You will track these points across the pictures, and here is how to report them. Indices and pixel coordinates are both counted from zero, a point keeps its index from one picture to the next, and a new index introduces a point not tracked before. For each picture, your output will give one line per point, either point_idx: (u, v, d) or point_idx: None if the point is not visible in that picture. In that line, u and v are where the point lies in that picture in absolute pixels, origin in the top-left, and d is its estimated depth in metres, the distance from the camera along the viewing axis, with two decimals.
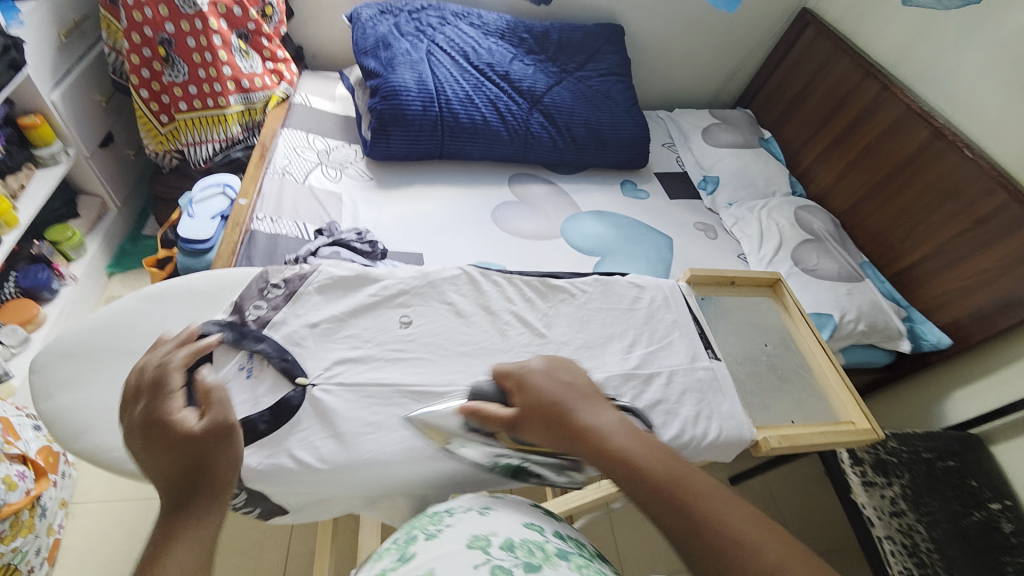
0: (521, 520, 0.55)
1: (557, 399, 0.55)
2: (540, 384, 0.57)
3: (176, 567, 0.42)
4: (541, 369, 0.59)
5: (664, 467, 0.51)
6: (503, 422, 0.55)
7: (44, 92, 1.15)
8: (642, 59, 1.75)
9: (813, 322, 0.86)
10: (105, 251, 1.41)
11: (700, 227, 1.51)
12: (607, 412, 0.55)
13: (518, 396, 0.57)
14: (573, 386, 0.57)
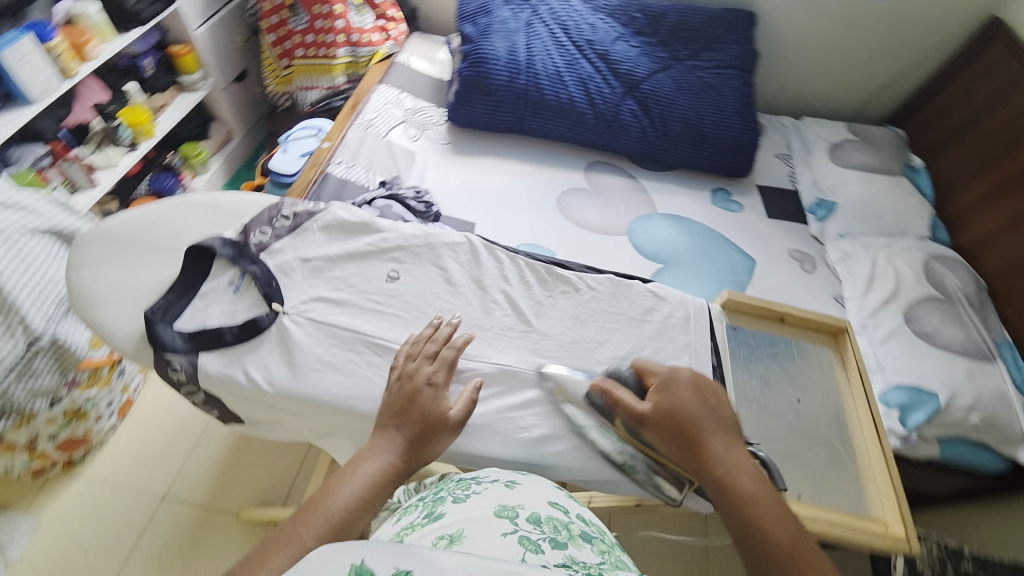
0: (546, 496, 0.50)
1: (697, 416, 0.53)
2: (682, 395, 0.54)
3: (348, 498, 0.47)
4: (687, 379, 0.56)
5: (788, 530, 0.47)
6: (632, 414, 0.54)
7: (193, 26, 1.36)
8: (773, 54, 1.52)
9: (872, 393, 0.76)
10: (224, 172, 1.61)
11: (796, 256, 1.28)
12: (742, 449, 0.53)
13: (654, 394, 0.54)
14: (714, 409, 0.54)
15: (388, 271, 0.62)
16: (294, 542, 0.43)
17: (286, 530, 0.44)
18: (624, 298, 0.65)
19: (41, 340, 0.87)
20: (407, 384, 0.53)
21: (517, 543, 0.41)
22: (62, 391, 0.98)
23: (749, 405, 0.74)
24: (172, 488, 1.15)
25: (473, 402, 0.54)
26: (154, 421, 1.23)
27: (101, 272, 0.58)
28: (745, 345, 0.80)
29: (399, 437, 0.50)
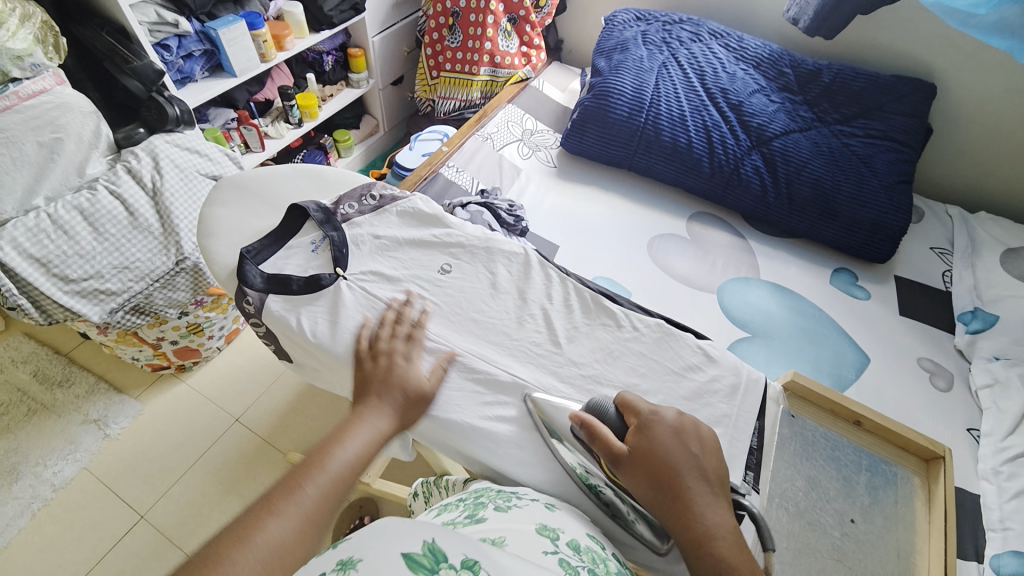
0: (584, 528, 0.49)
1: (678, 466, 0.49)
2: (663, 440, 0.51)
3: (345, 457, 0.49)
4: (670, 424, 0.52)
5: None
6: (608, 451, 0.51)
7: (370, 35, 1.59)
8: (949, 132, 1.30)
9: (953, 540, 0.65)
10: (362, 158, 1.85)
11: (925, 366, 1.07)
12: (723, 506, 0.48)
13: (633, 435, 0.51)
14: (697, 459, 0.50)
15: (442, 264, 0.66)
16: (295, 494, 0.45)
17: (292, 482, 0.46)
18: (667, 349, 0.60)
19: (188, 261, 1.08)
20: (381, 358, 0.56)
21: (558, 563, 0.41)
22: (190, 307, 1.19)
23: (784, 505, 0.68)
24: (246, 415, 1.32)
25: (444, 373, 0.57)
26: (251, 350, 1.45)
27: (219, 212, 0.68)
28: (800, 438, 0.72)
29: (385, 403, 0.53)
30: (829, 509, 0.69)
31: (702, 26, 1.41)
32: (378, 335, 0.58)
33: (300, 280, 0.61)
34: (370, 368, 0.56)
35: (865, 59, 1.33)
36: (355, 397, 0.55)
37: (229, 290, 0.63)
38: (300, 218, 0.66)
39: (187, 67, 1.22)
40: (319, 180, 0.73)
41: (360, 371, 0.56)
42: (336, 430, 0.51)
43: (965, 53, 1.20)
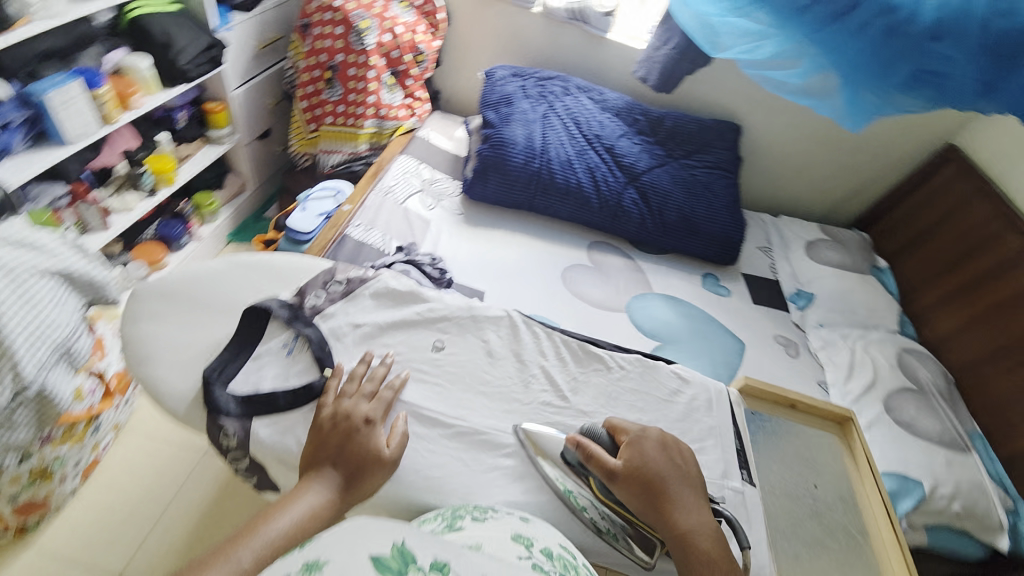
0: (557, 539, 0.51)
1: (666, 475, 0.60)
2: (651, 453, 0.61)
3: (284, 526, 0.49)
4: (655, 438, 0.63)
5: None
6: (604, 469, 0.60)
7: (230, 88, 1.45)
8: (756, 160, 1.70)
9: (881, 479, 0.77)
10: (231, 222, 1.65)
11: (780, 340, 1.34)
12: (705, 509, 0.59)
13: (626, 451, 0.61)
14: (682, 467, 0.61)
15: (435, 340, 0.73)
16: (226, 558, 0.45)
17: (228, 546, 0.47)
18: (651, 379, 0.75)
19: (30, 390, 0.83)
20: (339, 422, 0.59)
21: (530, 564, 0.42)
22: (34, 447, 0.94)
23: (771, 490, 0.73)
24: (130, 566, 1.04)
25: (403, 440, 0.60)
26: (118, 480, 1.15)
27: (189, 336, 0.69)
28: (764, 432, 0.79)
29: (335, 474, 0.55)
30: (797, 481, 0.76)
31: (570, 82, 1.60)
32: (339, 399, 0.61)
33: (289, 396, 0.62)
34: (324, 436, 0.58)
35: (690, 106, 1.66)
36: (304, 468, 0.56)
37: (195, 421, 0.63)
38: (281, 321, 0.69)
39: (3, 139, 1.01)
40: (269, 272, 0.77)
41: (316, 434, 0.58)
42: (280, 497, 0.53)
43: (756, 100, 1.58)
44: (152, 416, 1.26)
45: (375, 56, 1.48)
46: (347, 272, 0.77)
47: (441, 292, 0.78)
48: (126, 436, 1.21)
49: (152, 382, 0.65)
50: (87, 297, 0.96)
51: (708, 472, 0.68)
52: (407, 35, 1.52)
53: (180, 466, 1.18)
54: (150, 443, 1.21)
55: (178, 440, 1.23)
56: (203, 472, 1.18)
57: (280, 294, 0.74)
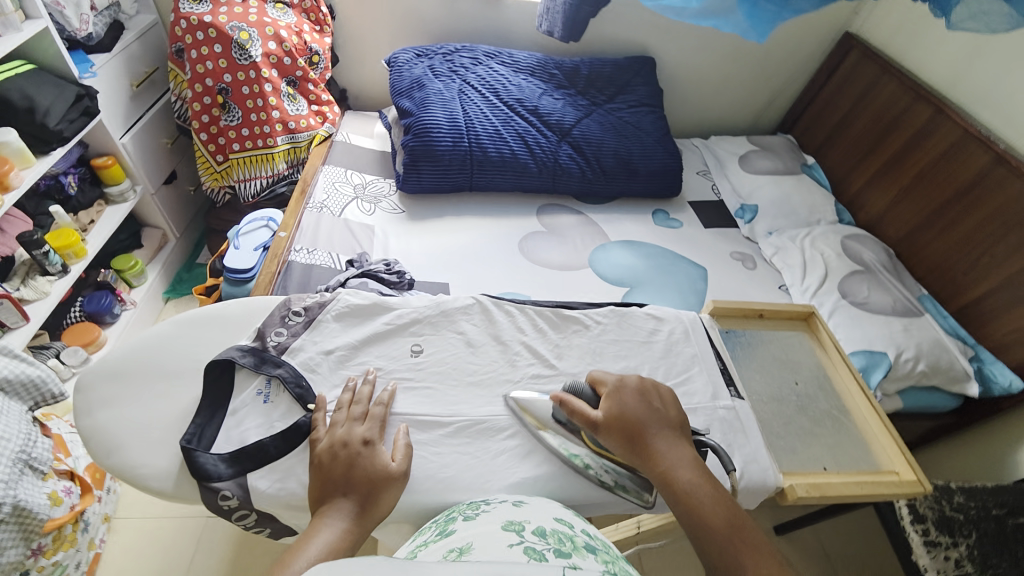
0: (552, 513, 0.50)
1: (645, 420, 0.61)
2: (630, 400, 0.62)
3: (308, 567, 0.48)
4: (633, 386, 0.64)
5: (718, 505, 0.56)
6: (587, 420, 0.61)
7: (116, 137, 1.32)
8: (675, 89, 1.73)
9: (850, 360, 0.83)
10: (162, 279, 1.54)
11: (737, 256, 1.40)
12: (684, 445, 0.60)
13: (606, 401, 0.63)
14: (659, 410, 0.62)
15: (411, 345, 0.71)
16: None
17: None
18: (628, 326, 0.77)
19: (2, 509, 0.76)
20: (339, 451, 0.57)
21: (523, 552, 0.41)
22: (26, 563, 0.88)
23: (759, 397, 0.78)
24: None
25: (408, 450, 0.59)
26: (122, 573, 1.09)
27: (154, 411, 0.64)
28: (740, 346, 0.83)
29: (348, 504, 0.54)
30: (780, 382, 0.81)
31: (477, 50, 1.56)
32: (334, 429, 0.59)
33: (277, 442, 0.60)
34: (327, 468, 0.56)
35: (600, 50, 1.65)
36: (315, 505, 0.54)
37: (187, 493, 0.60)
38: (248, 368, 0.65)
39: None
40: (221, 322, 0.73)
41: (318, 468, 0.56)
42: (296, 541, 0.51)
43: (661, 30, 1.59)
44: (141, 498, 1.19)
45: (266, 68, 1.38)
46: (303, 301, 0.74)
47: (405, 296, 0.76)
48: (118, 526, 1.15)
49: (129, 469, 0.60)
50: (30, 399, 0.88)
51: (701, 398, 0.71)
52: (295, 38, 1.42)
53: (186, 539, 1.14)
54: (148, 526, 1.15)
55: (176, 514, 1.17)
56: (211, 538, 1.14)
57: (240, 341, 0.70)
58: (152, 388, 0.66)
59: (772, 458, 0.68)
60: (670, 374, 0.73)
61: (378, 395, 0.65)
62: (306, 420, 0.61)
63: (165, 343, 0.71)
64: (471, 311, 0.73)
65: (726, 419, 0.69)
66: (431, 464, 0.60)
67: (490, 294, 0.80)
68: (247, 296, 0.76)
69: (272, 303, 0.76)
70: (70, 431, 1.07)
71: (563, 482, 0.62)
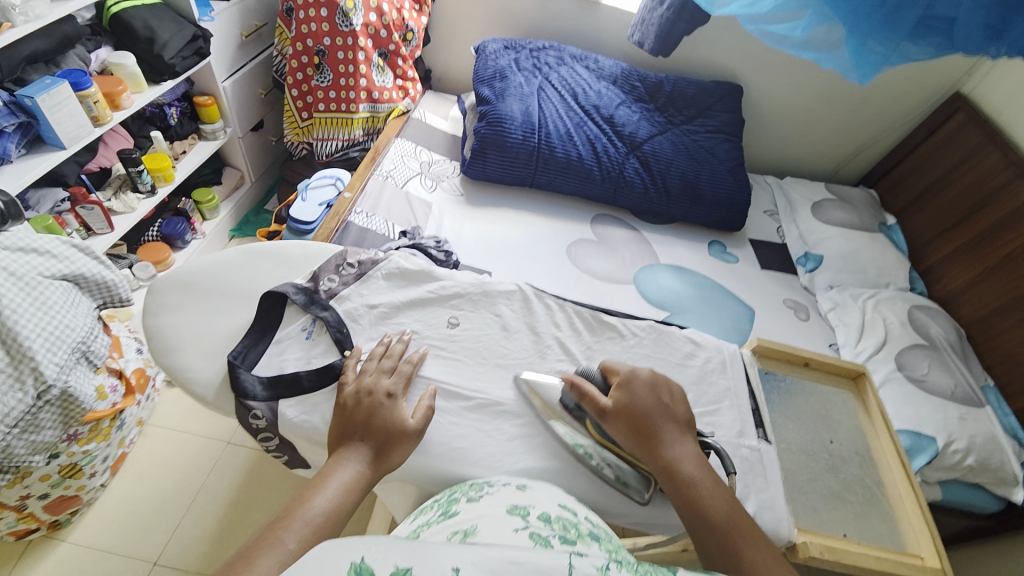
0: (556, 500, 0.51)
1: (653, 413, 0.61)
2: (639, 393, 0.62)
3: (323, 505, 0.51)
4: (646, 379, 0.64)
5: (719, 500, 0.56)
6: (596, 405, 0.62)
7: (219, 80, 1.43)
8: (758, 122, 1.67)
9: (896, 434, 0.77)
10: (233, 216, 1.66)
11: (790, 303, 1.34)
12: (690, 441, 0.61)
13: (616, 390, 0.63)
14: (668, 406, 0.62)
15: (449, 317, 0.73)
16: (275, 546, 0.46)
17: (271, 530, 0.48)
18: (665, 344, 0.76)
19: (53, 391, 0.84)
20: (363, 399, 0.59)
21: (529, 537, 0.42)
22: (61, 445, 0.96)
23: (788, 447, 0.74)
24: (165, 553, 1.07)
25: (429, 412, 0.61)
26: (144, 474, 1.18)
27: (206, 326, 0.70)
28: (777, 390, 0.80)
29: (364, 448, 0.56)
30: (812, 436, 0.77)
31: (564, 51, 1.57)
32: (359, 378, 0.62)
33: (312, 378, 0.63)
34: (348, 414, 0.58)
35: (689, 70, 1.62)
36: (334, 445, 0.57)
37: (223, 407, 0.64)
38: (297, 306, 0.70)
39: None
40: (281, 258, 0.78)
41: (341, 412, 0.59)
42: (313, 478, 0.54)
43: (756, 59, 1.54)
44: (173, 411, 1.28)
45: (363, 37, 1.44)
46: (358, 255, 0.77)
47: (452, 270, 0.78)
48: (150, 431, 1.24)
49: (179, 372, 0.66)
50: (100, 299, 0.96)
51: (725, 432, 0.69)
52: (395, 13, 1.48)
53: (205, 457, 1.21)
54: (175, 437, 1.24)
55: (201, 433, 1.26)
56: (227, 462, 1.21)
57: (295, 279, 0.75)
58: (211, 304, 0.71)
59: (789, 510, 0.65)
60: (698, 402, 0.71)
61: (409, 354, 0.67)
62: (339, 364, 0.64)
63: (230, 268, 0.76)
64: (512, 297, 0.74)
65: (747, 459, 0.67)
66: (446, 432, 0.62)
67: (533, 285, 0.80)
68: (309, 240, 0.81)
69: (329, 251, 0.80)
70: (128, 334, 1.17)
71: (568, 481, 0.62)
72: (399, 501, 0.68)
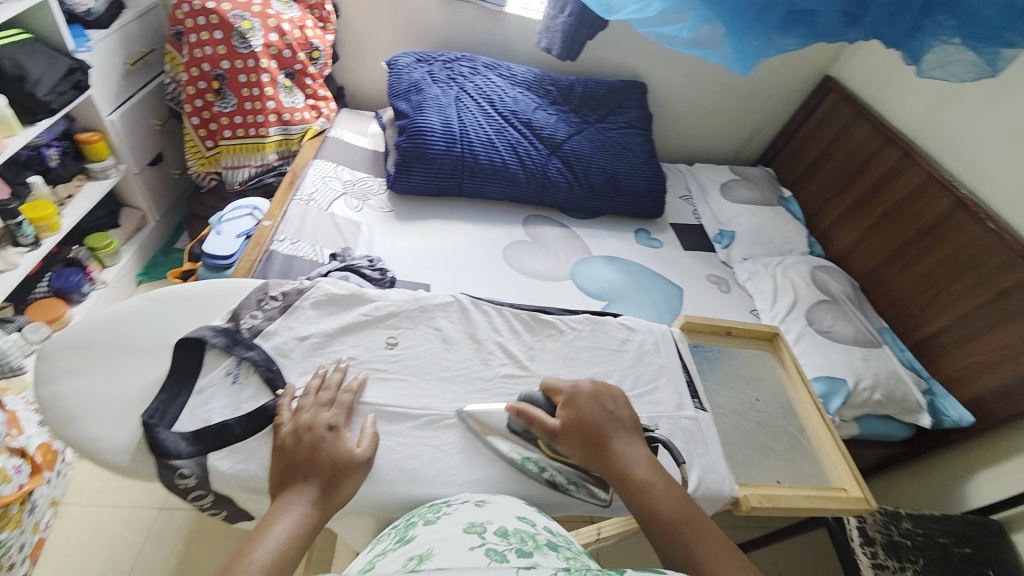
0: (514, 513, 0.51)
1: (603, 425, 0.63)
2: (585, 406, 0.64)
3: (265, 558, 0.48)
4: (588, 392, 0.66)
5: (671, 501, 0.58)
6: (546, 429, 0.62)
7: (104, 113, 1.30)
8: (664, 115, 1.79)
9: (810, 383, 0.86)
10: (137, 261, 1.52)
11: (712, 279, 1.45)
12: (639, 445, 0.63)
13: (562, 410, 0.64)
14: (614, 414, 0.64)
15: (387, 338, 0.72)
16: None
17: None
18: (602, 334, 0.80)
19: None
20: (303, 435, 0.57)
21: (485, 554, 0.42)
22: None
23: (723, 412, 0.80)
24: None
25: (375, 439, 0.60)
26: (63, 562, 1.04)
27: (116, 383, 0.64)
28: (707, 361, 0.86)
29: (310, 487, 0.54)
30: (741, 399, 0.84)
31: (476, 60, 1.59)
32: (296, 417, 0.59)
33: (241, 425, 0.60)
34: (288, 456, 0.56)
35: (596, 72, 1.71)
36: (276, 491, 0.55)
37: (143, 471, 0.59)
38: (220, 349, 0.65)
39: None
40: (195, 301, 0.73)
41: (280, 454, 0.56)
42: (253, 530, 0.50)
43: (655, 58, 1.65)
44: (93, 485, 1.15)
45: (265, 58, 1.38)
46: (281, 286, 0.74)
47: (384, 289, 0.77)
48: (67, 511, 1.11)
49: (86, 442, 0.59)
50: None
51: (665, 407, 0.73)
52: (297, 32, 1.43)
53: (135, 529, 1.10)
54: (97, 514, 1.11)
55: (129, 503, 1.14)
56: (163, 529, 1.10)
57: (214, 321, 0.70)
58: (117, 362, 0.65)
59: (729, 469, 0.71)
60: (637, 384, 0.75)
61: (348, 382, 0.66)
62: (272, 405, 0.61)
63: (137, 318, 0.70)
64: (448, 309, 0.74)
65: (686, 430, 0.72)
66: (396, 455, 0.61)
67: (469, 294, 0.81)
68: (222, 276, 0.76)
69: (248, 286, 0.76)
70: (25, 409, 1.04)
71: (524, 481, 0.63)
72: (357, 534, 0.66)
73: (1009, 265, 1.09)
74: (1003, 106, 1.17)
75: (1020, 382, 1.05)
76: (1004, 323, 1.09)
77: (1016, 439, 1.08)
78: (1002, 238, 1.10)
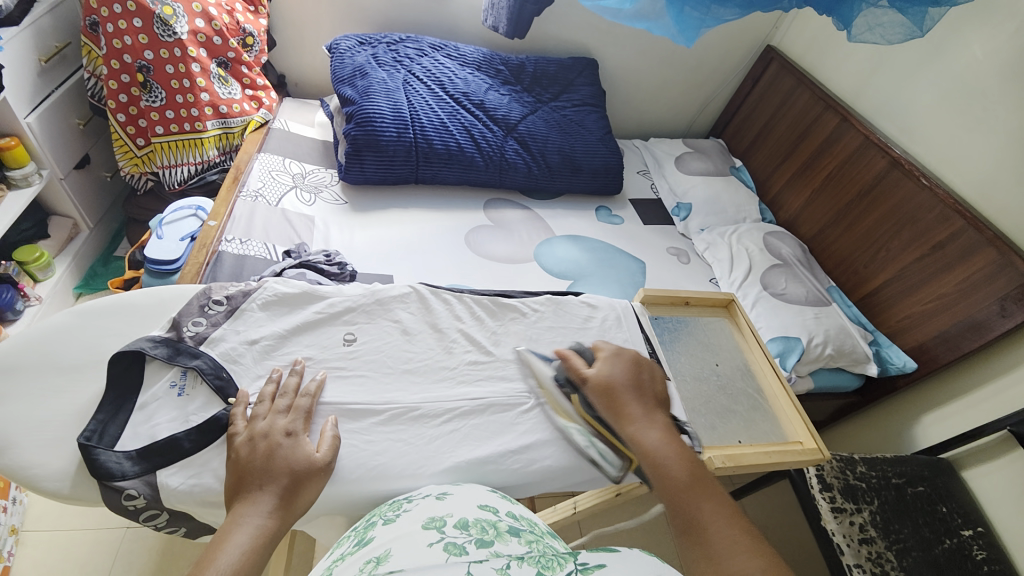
0: (475, 502, 0.52)
1: (629, 388, 0.68)
2: (620, 367, 0.70)
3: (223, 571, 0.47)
4: (629, 357, 0.72)
5: (679, 466, 0.61)
6: (582, 376, 0.69)
7: (20, 116, 1.19)
8: (618, 92, 1.79)
9: (766, 345, 0.89)
10: (73, 273, 1.42)
11: (673, 251, 1.48)
12: (659, 412, 0.67)
13: (600, 366, 0.70)
14: (644, 379, 0.70)
15: (344, 334, 0.70)
16: None
17: None
18: (564, 313, 0.81)
19: None
20: (258, 442, 0.56)
21: (443, 549, 0.41)
22: None
23: (684, 380, 0.83)
24: None
25: (335, 441, 0.59)
26: None
27: (52, 406, 0.59)
28: (667, 331, 0.88)
29: (267, 496, 0.52)
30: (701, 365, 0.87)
31: (422, 41, 1.54)
32: (249, 425, 0.57)
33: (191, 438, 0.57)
34: (243, 467, 0.54)
35: (546, 49, 1.68)
36: (231, 503, 0.53)
37: (89, 495, 0.56)
38: (163, 360, 0.62)
39: None
40: (132, 312, 0.69)
41: (233, 466, 0.54)
42: (208, 544, 0.49)
43: (605, 33, 1.64)
44: (50, 511, 1.09)
45: (193, 46, 1.28)
46: (225, 289, 0.70)
47: (338, 285, 0.75)
48: (28, 539, 1.05)
49: (22, 469, 0.55)
50: None
51: None
52: (226, 17, 1.34)
53: (101, 552, 1.05)
54: (60, 539, 1.05)
55: (91, 526, 1.08)
56: (132, 549, 1.06)
57: (153, 331, 0.66)
58: (50, 383, 0.61)
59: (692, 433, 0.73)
60: None
61: (306, 385, 0.64)
62: (224, 415, 0.59)
63: (69, 335, 0.65)
64: (406, 299, 0.73)
65: None
66: (360, 452, 0.60)
67: (427, 283, 0.80)
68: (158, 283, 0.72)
69: (187, 291, 0.72)
70: None
71: (495, 465, 0.63)
72: (330, 535, 0.65)
73: (945, 218, 1.16)
74: (928, 67, 1.23)
75: (957, 328, 1.13)
76: (941, 273, 1.16)
77: (957, 380, 1.17)
78: (935, 193, 1.17)
